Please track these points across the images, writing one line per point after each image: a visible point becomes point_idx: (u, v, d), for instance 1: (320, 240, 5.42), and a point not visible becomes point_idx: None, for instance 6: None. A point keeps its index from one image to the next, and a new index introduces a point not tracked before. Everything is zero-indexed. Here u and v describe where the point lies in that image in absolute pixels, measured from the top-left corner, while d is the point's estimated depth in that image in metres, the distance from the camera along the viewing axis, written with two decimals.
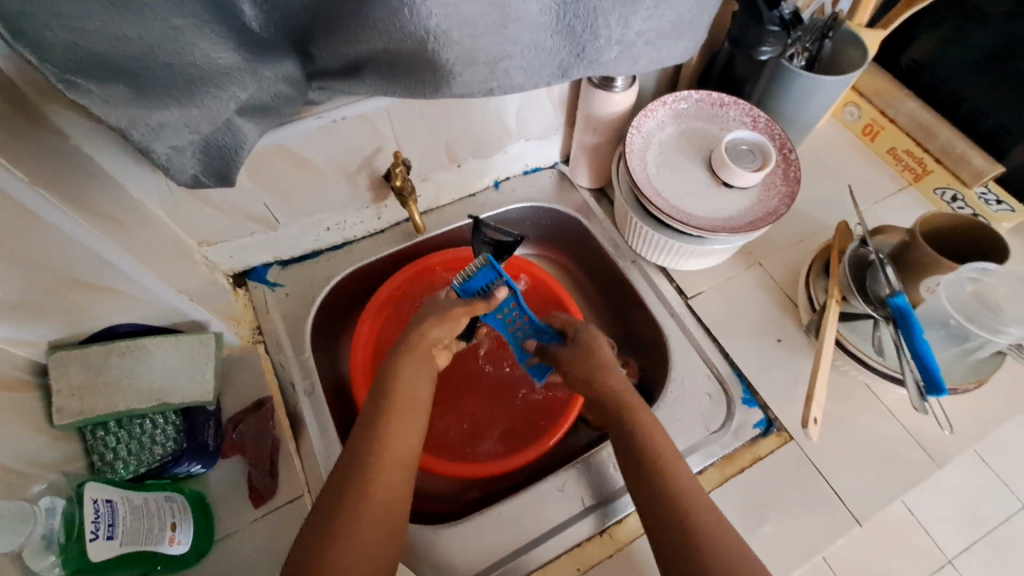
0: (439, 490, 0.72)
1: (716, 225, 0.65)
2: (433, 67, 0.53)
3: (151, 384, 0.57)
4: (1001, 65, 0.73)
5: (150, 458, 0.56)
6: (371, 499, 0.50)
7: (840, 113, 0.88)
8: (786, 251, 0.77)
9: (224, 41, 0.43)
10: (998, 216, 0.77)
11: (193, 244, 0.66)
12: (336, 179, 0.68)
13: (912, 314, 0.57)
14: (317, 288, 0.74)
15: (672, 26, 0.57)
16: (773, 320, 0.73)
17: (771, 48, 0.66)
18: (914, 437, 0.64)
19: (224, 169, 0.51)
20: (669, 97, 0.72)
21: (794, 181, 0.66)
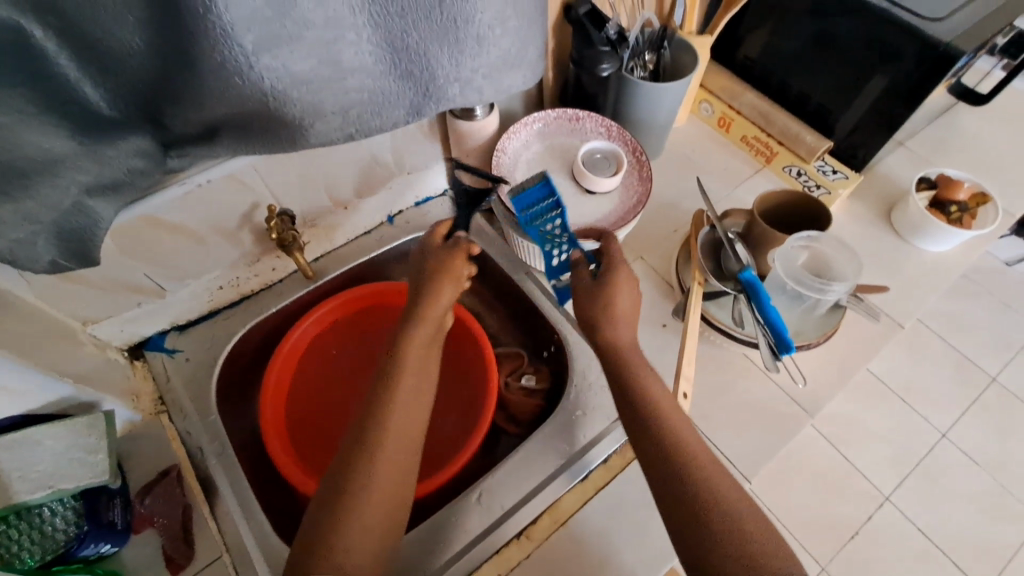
0: None
1: (586, 231, 0.71)
2: (283, 123, 0.56)
3: (40, 473, 0.56)
4: (811, 54, 0.83)
5: (52, 544, 0.56)
6: (388, 467, 0.55)
7: (696, 110, 0.97)
8: (661, 243, 0.84)
9: (56, 130, 0.45)
10: (835, 185, 0.86)
11: (78, 325, 0.65)
12: (218, 240, 0.70)
13: (759, 285, 0.64)
14: (218, 348, 0.75)
15: (506, 59, 0.61)
16: (657, 308, 0.79)
17: (609, 65, 0.73)
18: (789, 394, 0.71)
19: (85, 251, 0.52)
20: (528, 119, 0.77)
21: (647, 180, 0.73)
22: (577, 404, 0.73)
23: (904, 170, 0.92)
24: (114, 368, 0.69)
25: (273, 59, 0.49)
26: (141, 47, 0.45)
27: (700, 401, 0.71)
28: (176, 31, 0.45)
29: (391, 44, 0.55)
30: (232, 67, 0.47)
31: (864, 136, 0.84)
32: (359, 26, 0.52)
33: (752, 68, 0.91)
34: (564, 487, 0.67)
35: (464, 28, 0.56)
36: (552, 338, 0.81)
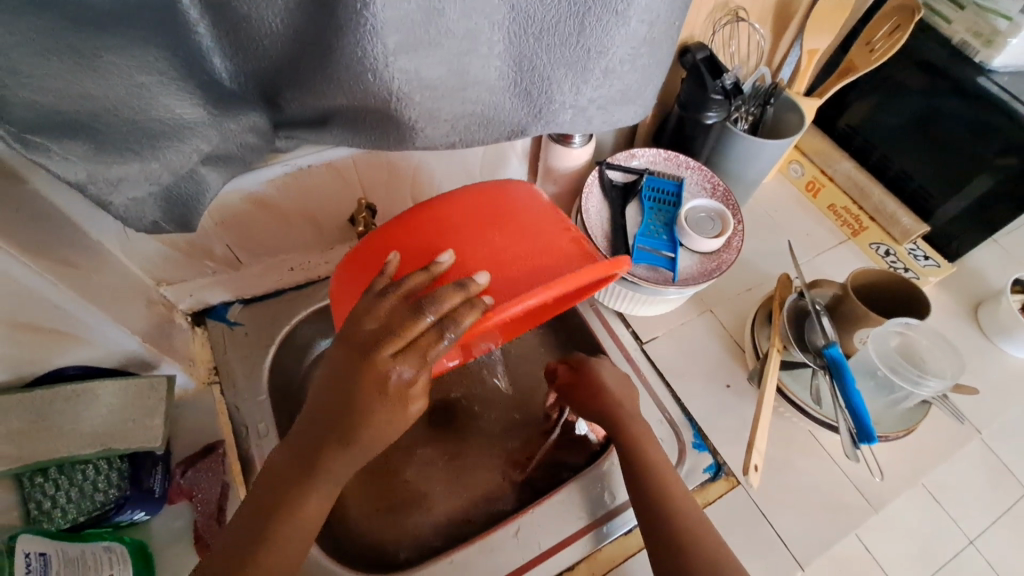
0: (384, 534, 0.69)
1: (666, 280, 0.68)
2: (396, 123, 0.55)
3: (94, 429, 0.54)
4: (920, 133, 0.80)
5: (91, 505, 0.53)
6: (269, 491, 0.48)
7: (785, 170, 0.94)
8: (734, 300, 0.81)
9: (188, 97, 0.45)
10: (925, 270, 0.83)
11: (152, 284, 0.65)
12: (300, 222, 0.69)
13: (844, 364, 0.62)
14: (277, 327, 0.74)
15: (623, 94, 0.60)
16: (723, 366, 0.76)
17: (715, 113, 0.71)
18: (853, 483, 0.68)
19: (186, 215, 0.52)
20: (627, 154, 0.76)
21: (736, 249, 0.69)
22: None
23: (994, 268, 0.88)
24: (178, 330, 0.69)
25: (407, 61, 0.49)
26: (279, 29, 0.45)
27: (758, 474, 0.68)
28: (320, 19, 0.45)
29: (518, 62, 0.54)
30: (368, 63, 0.47)
31: (962, 227, 0.80)
32: (493, 40, 0.51)
33: (852, 137, 0.89)
34: (607, 536, 0.64)
35: (595, 59, 0.55)
36: None
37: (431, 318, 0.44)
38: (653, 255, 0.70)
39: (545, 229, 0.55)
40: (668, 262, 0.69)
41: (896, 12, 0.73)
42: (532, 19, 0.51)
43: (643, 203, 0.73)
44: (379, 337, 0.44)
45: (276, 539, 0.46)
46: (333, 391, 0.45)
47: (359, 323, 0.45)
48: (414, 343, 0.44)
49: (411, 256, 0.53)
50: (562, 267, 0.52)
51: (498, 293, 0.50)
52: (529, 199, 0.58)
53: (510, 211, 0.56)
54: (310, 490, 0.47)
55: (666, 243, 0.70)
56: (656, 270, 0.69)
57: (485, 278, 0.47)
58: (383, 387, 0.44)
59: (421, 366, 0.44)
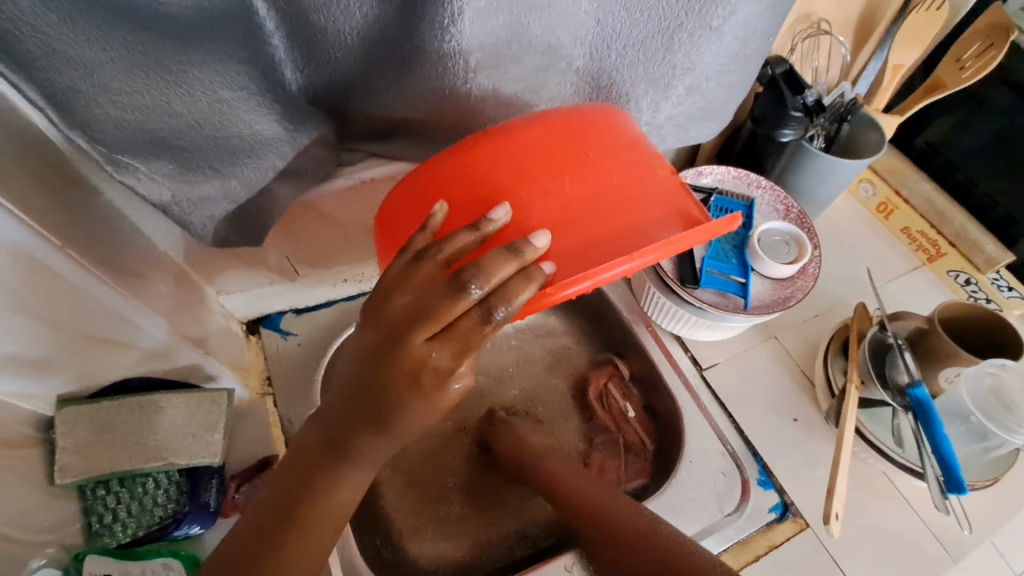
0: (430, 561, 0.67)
1: (737, 307, 0.65)
2: (467, 135, 0.54)
3: (157, 442, 0.53)
4: (1018, 156, 0.74)
5: (150, 520, 0.53)
6: (292, 469, 0.42)
7: (855, 189, 0.88)
8: (801, 326, 0.77)
9: (266, 112, 0.44)
10: (1010, 303, 0.77)
11: (211, 293, 0.65)
12: (360, 234, 0.68)
13: (932, 407, 0.58)
14: (330, 339, 0.73)
15: (702, 112, 0.57)
16: (789, 397, 0.72)
17: (793, 131, 0.67)
18: (932, 532, 0.63)
19: (256, 232, 0.50)
20: (694, 171, 0.72)
21: (812, 277, 0.66)
22: (690, 486, 0.66)
23: None
24: (233, 339, 0.68)
25: (487, 78, 0.48)
26: (359, 42, 0.43)
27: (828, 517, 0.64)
28: (404, 32, 0.43)
29: (596, 77, 0.52)
30: (448, 78, 0.46)
31: None
32: (574, 55, 0.49)
33: (932, 156, 0.84)
34: None
35: (680, 76, 0.52)
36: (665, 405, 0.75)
37: (478, 292, 0.37)
38: (722, 279, 0.66)
39: (625, 182, 0.46)
40: (740, 288, 0.65)
41: (989, 31, 0.69)
42: (618, 34, 0.48)
43: None
44: (413, 317, 0.38)
45: (303, 537, 0.41)
46: (360, 379, 0.39)
47: (393, 296, 0.39)
48: (455, 327, 0.37)
49: (465, 206, 0.46)
50: (643, 234, 0.44)
51: (563, 260, 0.42)
52: (612, 136, 0.49)
53: (588, 157, 0.47)
54: (342, 478, 0.41)
55: (737, 268, 0.66)
56: (725, 295, 0.66)
57: (544, 242, 0.40)
58: (417, 379, 0.38)
59: (461, 352, 0.38)
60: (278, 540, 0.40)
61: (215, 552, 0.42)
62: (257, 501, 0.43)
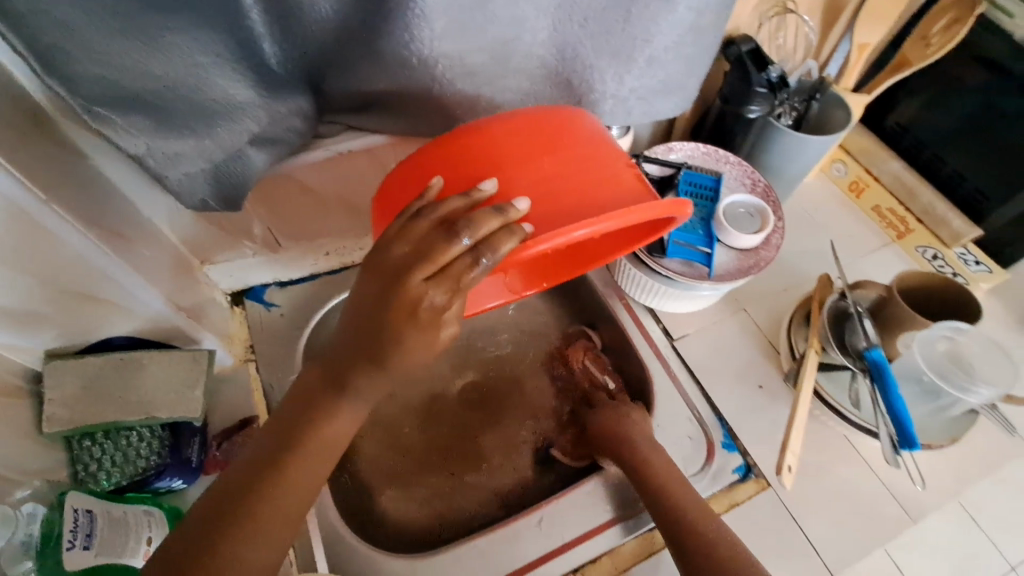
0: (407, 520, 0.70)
1: (702, 275, 0.67)
2: (436, 106, 0.56)
3: (140, 397, 0.56)
4: (985, 133, 0.76)
5: (134, 470, 0.55)
6: (298, 404, 0.48)
7: (827, 169, 0.91)
8: (770, 300, 0.79)
9: (240, 78, 0.46)
10: (976, 276, 0.79)
11: (196, 262, 0.68)
12: (339, 207, 0.70)
13: (888, 368, 0.60)
14: (312, 310, 0.76)
15: (663, 85, 0.59)
16: (756, 366, 0.74)
17: (759, 107, 0.69)
18: (891, 492, 0.65)
19: (234, 195, 0.53)
20: (663, 148, 0.74)
21: (775, 247, 0.68)
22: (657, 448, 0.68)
23: None
24: (217, 308, 0.71)
25: (452, 46, 0.50)
26: (329, 14, 0.45)
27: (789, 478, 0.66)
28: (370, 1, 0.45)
29: (561, 49, 0.54)
30: (413, 47, 0.48)
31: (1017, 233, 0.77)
32: (538, 26, 0.51)
33: (901, 136, 0.86)
34: (629, 530, 0.63)
35: (639, 47, 0.54)
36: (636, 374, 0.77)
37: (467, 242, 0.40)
38: (689, 249, 0.68)
39: (603, 156, 0.48)
40: (705, 257, 0.68)
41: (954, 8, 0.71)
42: (578, 6, 0.50)
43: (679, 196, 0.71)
44: (408, 263, 0.41)
45: (302, 461, 0.47)
46: (359, 321, 0.43)
47: (391, 246, 0.42)
48: (448, 269, 0.40)
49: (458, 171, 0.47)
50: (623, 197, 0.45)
51: (544, 220, 0.44)
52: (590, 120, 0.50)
53: (568, 133, 0.48)
54: (339, 410, 0.47)
55: (704, 238, 0.68)
56: (692, 264, 0.68)
57: (525, 204, 0.43)
58: (415, 312, 0.41)
59: (454, 292, 0.41)
60: (282, 463, 0.46)
61: (223, 481, 0.47)
62: (264, 433, 0.49)
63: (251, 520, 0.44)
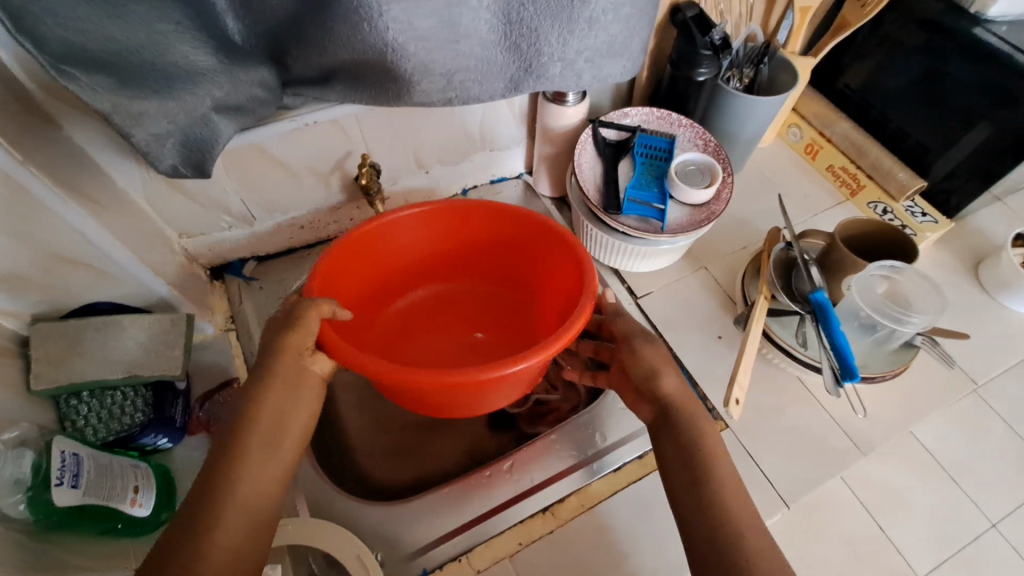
0: (387, 480, 0.74)
1: (658, 229, 0.70)
2: (393, 75, 0.58)
3: (123, 357, 0.59)
4: (925, 88, 0.80)
5: (117, 427, 0.59)
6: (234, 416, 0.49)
7: (784, 134, 0.95)
8: (729, 257, 0.83)
9: (201, 45, 0.49)
10: (923, 227, 0.82)
11: (175, 236, 0.71)
12: (309, 179, 0.74)
13: (830, 308, 0.63)
14: (290, 283, 0.79)
15: (607, 47, 0.63)
16: (715, 318, 0.78)
17: (706, 70, 0.73)
18: (842, 428, 0.69)
19: (201, 161, 0.57)
20: (616, 113, 0.78)
21: (725, 201, 0.71)
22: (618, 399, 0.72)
23: (1001, 226, 0.86)
24: (199, 282, 0.74)
25: (401, 10, 0.52)
26: None
27: (746, 418, 0.70)
28: None
29: (507, 11, 0.57)
30: (363, 12, 0.51)
31: (961, 182, 0.80)
32: None
33: (851, 97, 0.90)
34: (595, 473, 0.66)
35: (579, 8, 0.58)
36: None
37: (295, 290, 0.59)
38: (644, 207, 0.72)
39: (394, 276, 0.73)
40: (660, 214, 0.71)
41: None
42: None
43: (636, 158, 0.75)
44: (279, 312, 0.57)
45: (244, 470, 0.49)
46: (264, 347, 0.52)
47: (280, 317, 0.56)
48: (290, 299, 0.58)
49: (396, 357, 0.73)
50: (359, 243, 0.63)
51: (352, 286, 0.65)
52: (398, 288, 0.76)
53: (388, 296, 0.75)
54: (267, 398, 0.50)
55: (660, 196, 0.72)
56: (650, 221, 0.71)
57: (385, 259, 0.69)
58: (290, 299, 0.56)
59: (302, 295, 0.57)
60: (235, 462, 0.47)
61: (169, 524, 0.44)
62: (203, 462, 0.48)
63: (218, 527, 0.44)
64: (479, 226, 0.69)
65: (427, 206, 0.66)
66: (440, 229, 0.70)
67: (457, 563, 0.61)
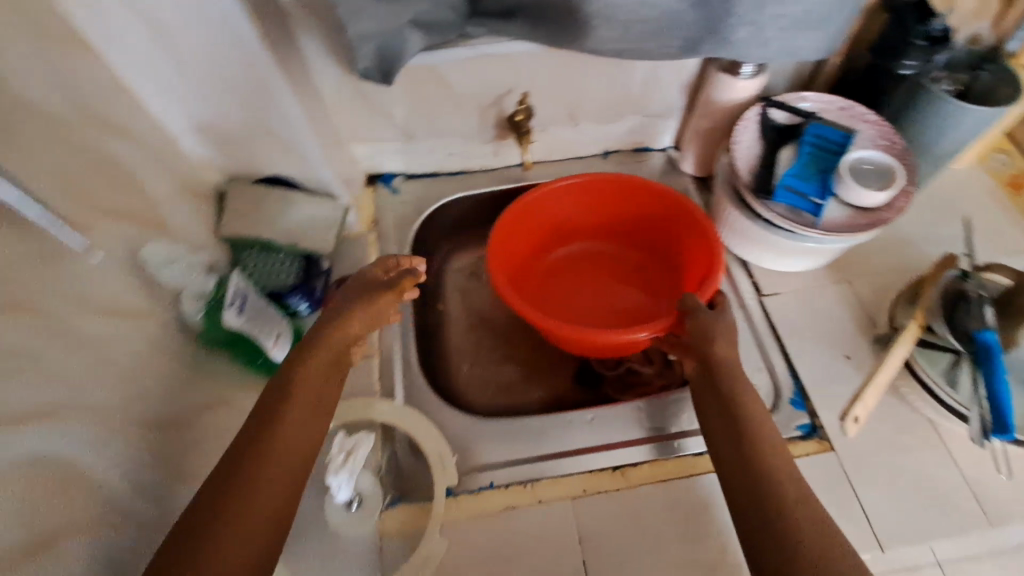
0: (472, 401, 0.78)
1: (810, 225, 0.65)
2: (578, 14, 0.59)
3: (290, 228, 0.70)
4: None
5: (271, 283, 0.68)
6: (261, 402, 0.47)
7: (986, 159, 0.82)
8: (880, 277, 0.75)
9: None
10: None
11: (346, 138, 0.79)
12: (469, 109, 0.78)
13: (998, 353, 0.56)
14: (429, 203, 0.86)
15: (806, 16, 0.58)
16: (847, 337, 0.71)
17: (913, 62, 0.66)
18: (972, 490, 0.61)
19: (389, 69, 0.62)
20: (791, 95, 0.72)
21: (896, 211, 0.64)
22: None
23: None
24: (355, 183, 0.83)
25: None
26: None
27: (856, 447, 0.64)
28: None
29: None
30: None
31: None
32: None
33: None
34: (675, 450, 0.65)
35: None
36: None
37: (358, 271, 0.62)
38: (799, 197, 0.67)
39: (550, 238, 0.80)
40: (815, 209, 0.66)
41: None
42: None
43: (805, 146, 0.69)
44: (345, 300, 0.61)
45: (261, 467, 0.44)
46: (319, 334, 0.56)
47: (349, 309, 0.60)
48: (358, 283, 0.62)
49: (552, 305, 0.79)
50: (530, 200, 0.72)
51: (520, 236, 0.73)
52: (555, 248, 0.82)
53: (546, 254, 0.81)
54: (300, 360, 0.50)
55: (821, 190, 0.67)
56: (802, 215, 0.66)
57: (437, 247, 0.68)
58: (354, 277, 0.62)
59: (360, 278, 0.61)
60: (263, 443, 0.43)
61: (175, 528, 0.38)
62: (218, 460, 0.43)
63: (237, 519, 0.39)
64: (627, 196, 0.76)
65: (584, 173, 0.74)
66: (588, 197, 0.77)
67: (522, 488, 0.63)
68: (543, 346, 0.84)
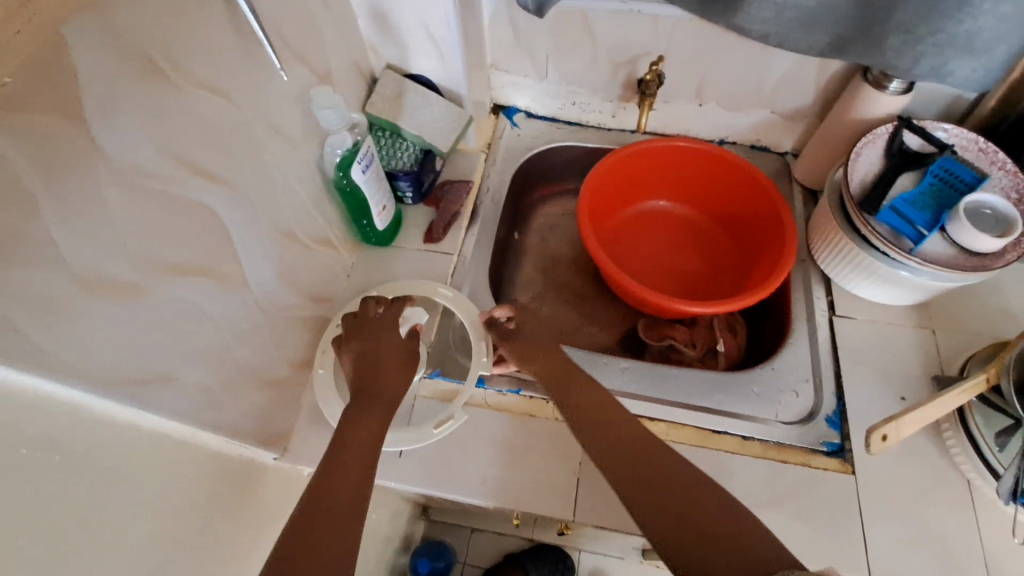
0: None
1: (908, 252, 0.64)
2: None
3: (418, 123, 0.78)
4: None
5: (391, 164, 0.77)
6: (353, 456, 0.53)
7: None
8: (969, 336, 0.71)
9: None
10: None
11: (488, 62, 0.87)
12: (605, 63, 0.83)
13: None
14: (541, 142, 0.92)
15: (967, 40, 0.57)
16: (909, 380, 0.69)
17: None
18: (988, 560, 0.59)
19: (545, 1, 0.69)
20: (928, 122, 0.70)
21: (1004, 261, 0.62)
22: (756, 380, 0.71)
23: None
24: None
25: None
26: None
27: (878, 479, 0.63)
28: None
29: None
30: None
31: None
32: None
33: None
34: (694, 420, 0.68)
35: None
36: (777, 329, 0.79)
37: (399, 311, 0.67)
38: (904, 223, 0.66)
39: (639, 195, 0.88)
40: (918, 239, 0.65)
41: None
42: None
43: (926, 176, 0.68)
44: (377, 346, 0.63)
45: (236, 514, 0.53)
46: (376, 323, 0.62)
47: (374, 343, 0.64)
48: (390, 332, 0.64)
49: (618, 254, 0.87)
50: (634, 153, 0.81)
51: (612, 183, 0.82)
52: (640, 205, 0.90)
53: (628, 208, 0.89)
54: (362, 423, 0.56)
55: (931, 222, 0.65)
56: (902, 241, 0.65)
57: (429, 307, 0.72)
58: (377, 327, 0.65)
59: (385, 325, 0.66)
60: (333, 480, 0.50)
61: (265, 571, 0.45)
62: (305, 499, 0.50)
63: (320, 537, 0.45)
64: (728, 175, 0.82)
65: (696, 145, 0.81)
66: (693, 165, 0.84)
67: (542, 402, 0.68)
68: (602, 301, 0.89)
